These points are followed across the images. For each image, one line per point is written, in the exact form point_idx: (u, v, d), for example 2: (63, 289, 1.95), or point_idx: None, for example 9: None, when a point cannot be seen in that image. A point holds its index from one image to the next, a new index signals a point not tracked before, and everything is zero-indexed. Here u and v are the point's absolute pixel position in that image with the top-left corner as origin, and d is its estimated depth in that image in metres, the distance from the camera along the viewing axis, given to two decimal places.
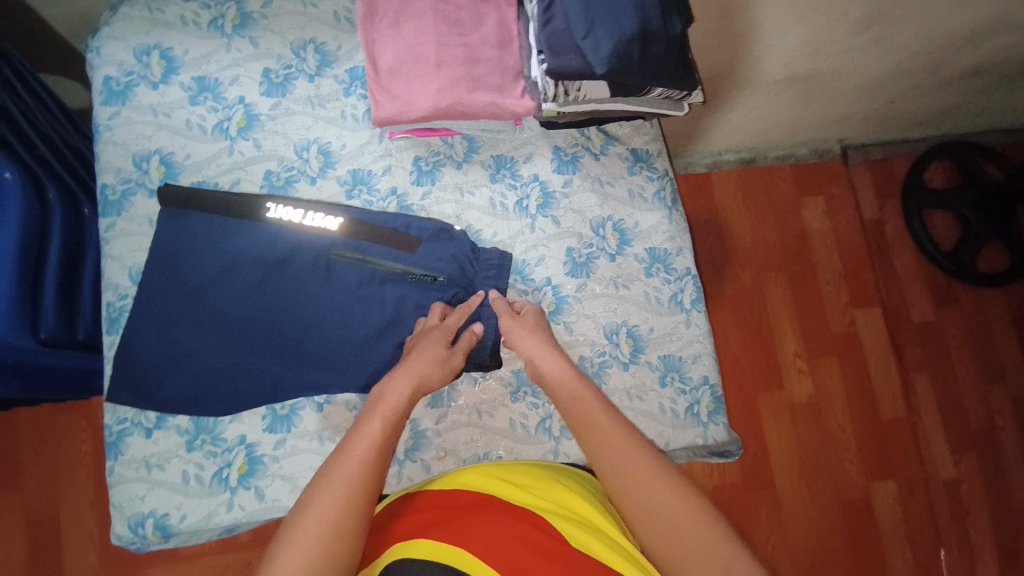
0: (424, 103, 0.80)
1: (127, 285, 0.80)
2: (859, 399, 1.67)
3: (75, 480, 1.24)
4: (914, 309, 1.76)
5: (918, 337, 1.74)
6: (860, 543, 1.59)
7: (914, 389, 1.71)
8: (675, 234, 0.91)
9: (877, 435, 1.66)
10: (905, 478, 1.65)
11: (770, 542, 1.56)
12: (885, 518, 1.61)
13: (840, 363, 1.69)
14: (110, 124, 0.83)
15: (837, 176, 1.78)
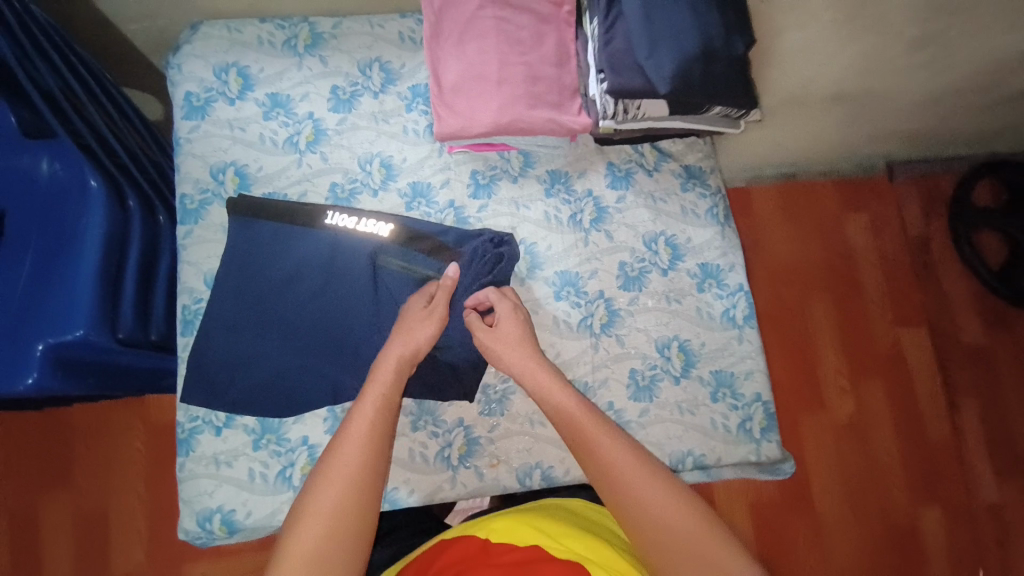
0: (485, 119, 0.82)
1: (202, 289, 0.85)
2: (904, 422, 1.63)
3: (126, 477, 1.29)
4: (962, 330, 1.73)
5: (964, 360, 1.71)
6: (904, 569, 1.55)
7: (961, 412, 1.68)
8: (727, 250, 0.91)
9: (923, 458, 1.62)
10: (951, 502, 1.61)
11: (810, 565, 1.52)
12: (930, 544, 1.57)
13: (886, 383, 1.65)
14: (190, 137, 0.89)
15: (883, 194, 1.75)
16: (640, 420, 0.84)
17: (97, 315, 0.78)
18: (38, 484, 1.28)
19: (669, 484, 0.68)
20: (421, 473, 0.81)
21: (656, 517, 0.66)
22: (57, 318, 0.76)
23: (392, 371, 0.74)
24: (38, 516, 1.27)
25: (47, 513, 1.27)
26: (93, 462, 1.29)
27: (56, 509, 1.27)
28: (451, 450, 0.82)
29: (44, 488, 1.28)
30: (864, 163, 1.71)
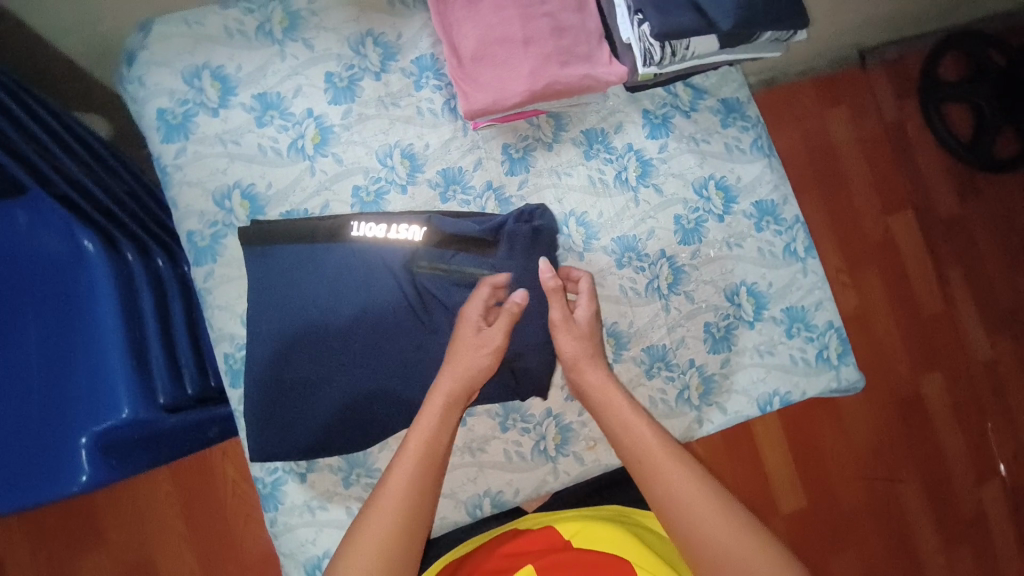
0: (518, 88, 0.73)
1: (242, 333, 0.77)
2: (901, 302, 1.53)
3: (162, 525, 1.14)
4: (940, 207, 1.59)
5: (945, 230, 1.59)
6: (917, 441, 1.49)
7: (950, 282, 1.57)
8: (778, 182, 0.88)
9: (921, 332, 1.53)
10: (951, 366, 1.54)
11: (831, 450, 1.44)
12: (937, 411, 1.51)
13: (881, 271, 1.53)
14: (178, 163, 0.77)
15: (858, 84, 1.57)
16: (723, 370, 0.84)
17: (135, 390, 0.72)
18: (64, 551, 1.11)
19: (728, 503, 0.67)
20: (522, 472, 0.81)
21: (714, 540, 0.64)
22: (94, 402, 0.71)
23: (438, 404, 0.71)
24: None
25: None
26: (122, 514, 1.13)
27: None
28: (547, 443, 0.81)
29: (76, 552, 1.12)
30: (839, 54, 1.52)
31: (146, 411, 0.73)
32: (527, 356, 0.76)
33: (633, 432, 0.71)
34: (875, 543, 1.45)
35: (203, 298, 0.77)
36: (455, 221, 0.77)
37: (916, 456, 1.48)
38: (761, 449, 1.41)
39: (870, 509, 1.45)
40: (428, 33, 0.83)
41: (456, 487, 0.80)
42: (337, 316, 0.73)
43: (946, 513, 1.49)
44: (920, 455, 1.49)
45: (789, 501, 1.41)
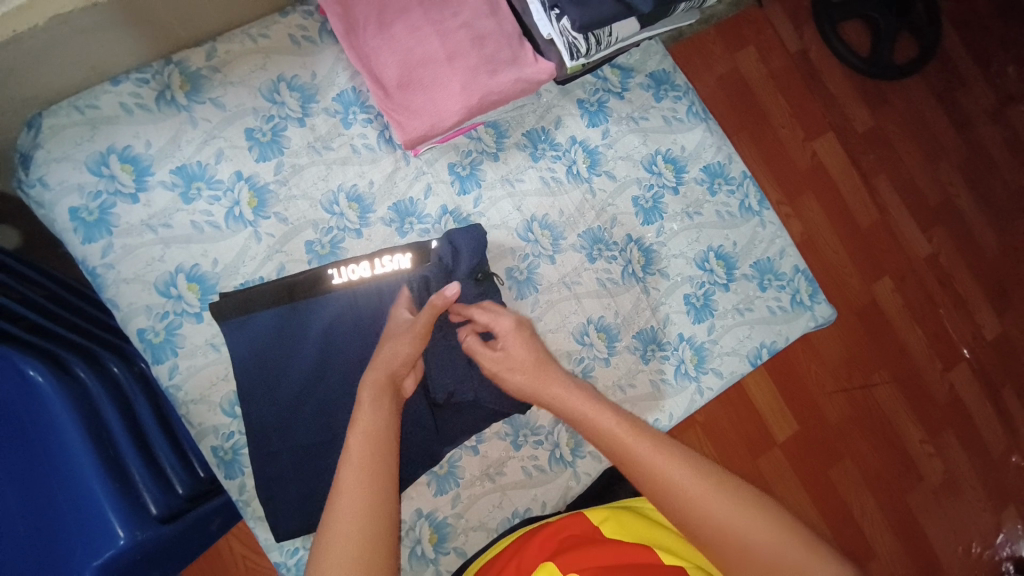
0: (454, 107, 0.72)
1: (228, 422, 0.72)
2: (840, 219, 1.59)
3: None
4: (855, 119, 1.66)
5: (866, 143, 1.66)
6: (883, 344, 1.57)
7: (880, 191, 1.65)
8: (720, 143, 0.90)
9: (863, 243, 1.60)
10: (895, 268, 1.62)
11: (811, 373, 1.49)
12: (893, 313, 1.59)
13: (817, 195, 1.59)
14: (108, 261, 0.70)
15: (760, 23, 1.61)
16: (711, 337, 0.86)
17: (124, 510, 0.66)
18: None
19: (694, 463, 0.60)
20: (545, 484, 0.80)
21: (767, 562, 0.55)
22: (85, 537, 0.64)
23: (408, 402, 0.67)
24: None
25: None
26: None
27: None
28: (562, 449, 0.81)
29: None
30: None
31: (142, 527, 0.67)
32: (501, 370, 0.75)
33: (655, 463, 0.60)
34: (868, 449, 1.51)
35: (172, 396, 0.71)
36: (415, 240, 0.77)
37: (886, 359, 1.56)
38: (748, 388, 1.45)
39: (858, 418, 1.51)
40: (343, 66, 0.79)
41: (484, 517, 0.78)
42: (334, 373, 0.72)
43: (924, 404, 1.58)
44: (889, 357, 1.57)
45: (782, 428, 1.45)
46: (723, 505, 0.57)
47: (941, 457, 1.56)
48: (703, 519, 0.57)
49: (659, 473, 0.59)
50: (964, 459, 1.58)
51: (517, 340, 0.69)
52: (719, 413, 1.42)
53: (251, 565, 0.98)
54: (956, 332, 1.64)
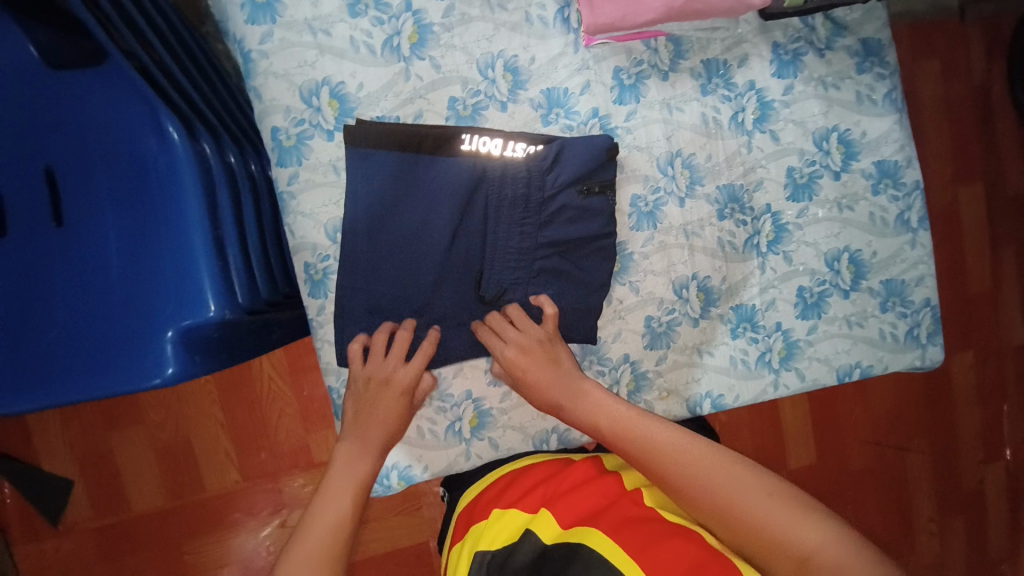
0: (656, 2, 0.66)
1: (327, 245, 0.72)
2: (946, 276, 1.43)
3: (199, 406, 1.11)
4: (1010, 178, 1.43)
5: (1010, 214, 1.44)
6: (935, 414, 1.46)
7: (1002, 262, 1.45)
8: (904, 142, 0.81)
9: (961, 310, 1.45)
10: (983, 346, 1.47)
11: (849, 417, 1.42)
12: (959, 389, 1.47)
13: (939, 246, 1.43)
14: (263, 50, 0.69)
15: (956, 39, 1.37)
16: (808, 337, 0.81)
17: (220, 286, 0.67)
18: (95, 425, 1.09)
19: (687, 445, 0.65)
20: None
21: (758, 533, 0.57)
22: (178, 297, 0.66)
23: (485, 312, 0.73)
24: (109, 459, 1.10)
25: (119, 453, 1.10)
26: (160, 394, 1.10)
27: (126, 448, 1.10)
28: (621, 388, 0.78)
29: (112, 428, 1.10)
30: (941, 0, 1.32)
31: (231, 308, 0.67)
32: (592, 289, 0.74)
33: (643, 431, 0.67)
34: (874, 507, 1.46)
35: (285, 203, 0.71)
36: (552, 128, 0.75)
37: (929, 428, 1.46)
38: (781, 409, 1.39)
39: (876, 473, 1.45)
40: None
41: (526, 421, 0.78)
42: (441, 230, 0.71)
43: (947, 485, 1.48)
44: (933, 427, 1.46)
45: (799, 457, 1.40)
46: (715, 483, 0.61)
47: (941, 546, 1.48)
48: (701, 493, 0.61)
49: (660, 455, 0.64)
50: (962, 555, 1.49)
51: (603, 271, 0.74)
52: (743, 419, 1.37)
53: (272, 387, 1.12)
54: (1012, 430, 1.50)
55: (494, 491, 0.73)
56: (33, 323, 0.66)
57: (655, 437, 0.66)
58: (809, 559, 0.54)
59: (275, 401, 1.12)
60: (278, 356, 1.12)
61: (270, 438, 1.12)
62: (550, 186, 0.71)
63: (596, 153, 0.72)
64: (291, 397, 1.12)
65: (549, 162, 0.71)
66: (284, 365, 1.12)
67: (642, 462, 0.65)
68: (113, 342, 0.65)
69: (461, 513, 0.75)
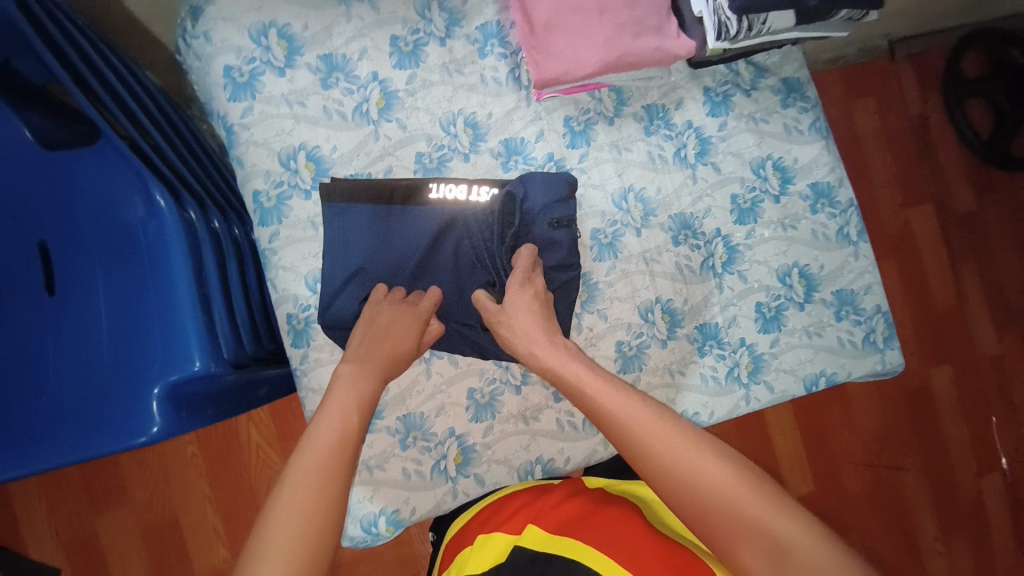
0: (591, 58, 0.74)
1: (308, 295, 0.76)
2: (912, 291, 1.49)
3: (185, 480, 1.10)
4: (958, 199, 1.53)
5: (962, 230, 1.53)
6: (923, 426, 1.48)
7: (963, 278, 1.52)
8: (834, 164, 0.89)
9: (930, 324, 1.50)
10: (958, 356, 1.51)
11: (840, 436, 1.44)
12: (943, 401, 1.49)
13: (899, 264, 1.49)
14: (245, 122, 0.76)
15: (885, 75, 1.50)
16: (772, 349, 0.85)
17: (206, 343, 0.70)
18: (80, 508, 1.08)
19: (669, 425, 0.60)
20: (573, 440, 0.82)
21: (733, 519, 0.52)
22: (166, 355, 0.69)
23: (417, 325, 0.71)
24: (92, 542, 1.08)
25: (105, 534, 1.08)
26: (147, 468, 1.10)
27: (110, 530, 1.08)
28: None
29: (97, 508, 1.08)
30: (867, 43, 1.46)
31: (217, 363, 0.71)
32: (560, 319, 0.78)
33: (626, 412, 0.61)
34: (876, 528, 1.44)
35: (268, 259, 0.76)
36: (513, 173, 0.81)
37: (920, 441, 1.47)
38: (771, 435, 1.40)
39: (874, 495, 1.45)
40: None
41: (509, 453, 0.80)
42: (422, 272, 0.77)
43: (944, 499, 1.48)
44: (923, 440, 1.48)
45: (796, 483, 1.40)
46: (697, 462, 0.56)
47: (948, 564, 1.46)
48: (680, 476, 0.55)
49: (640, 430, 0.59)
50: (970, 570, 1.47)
51: (565, 300, 0.78)
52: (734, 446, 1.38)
53: (260, 456, 1.12)
54: (1002, 437, 1.52)
55: (474, 521, 0.74)
56: (19, 391, 0.68)
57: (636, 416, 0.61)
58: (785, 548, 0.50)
59: (264, 470, 1.12)
60: (267, 424, 1.13)
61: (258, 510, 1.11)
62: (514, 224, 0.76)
63: (555, 190, 0.76)
64: (280, 465, 1.12)
65: (512, 203, 0.76)
66: (272, 431, 1.13)
67: (625, 445, 0.59)
68: (101, 404, 0.68)
69: (449, 543, 0.75)
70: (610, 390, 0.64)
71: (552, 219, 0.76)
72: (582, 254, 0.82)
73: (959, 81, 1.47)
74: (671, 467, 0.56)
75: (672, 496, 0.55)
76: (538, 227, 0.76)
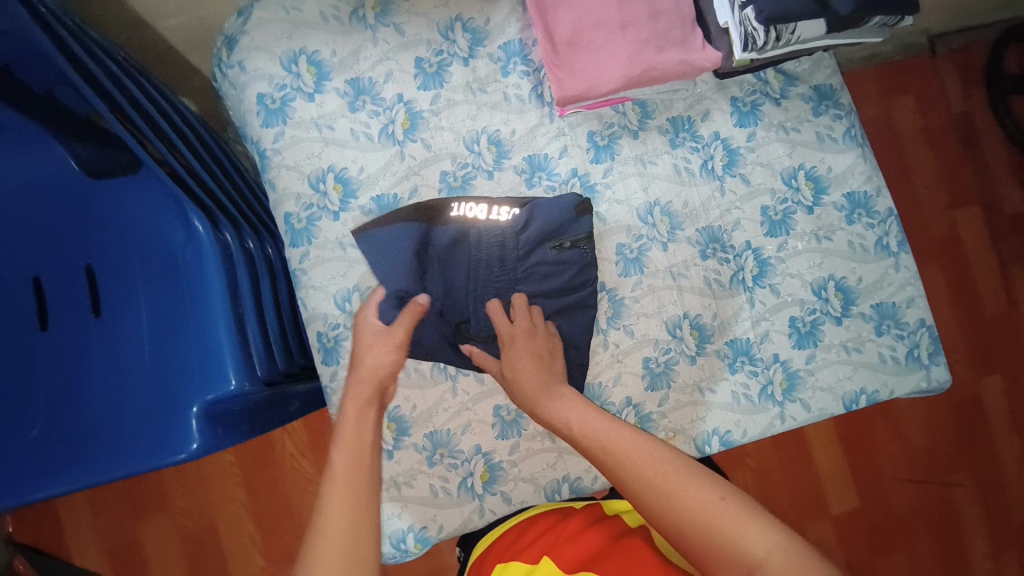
0: (615, 74, 0.74)
1: (337, 314, 0.77)
2: (961, 299, 1.42)
3: (223, 489, 1.14)
4: (1008, 200, 1.45)
5: (1014, 230, 1.45)
6: (976, 441, 1.39)
7: (1019, 284, 1.44)
8: (871, 173, 0.86)
9: (982, 334, 1.42)
10: (1015, 368, 1.42)
11: (885, 453, 1.37)
12: (998, 415, 1.41)
13: (947, 271, 1.42)
14: (276, 147, 0.78)
15: (927, 73, 1.44)
16: (808, 366, 0.82)
17: (239, 362, 0.73)
18: (124, 517, 1.12)
19: (652, 451, 0.61)
20: None
21: (710, 541, 0.53)
22: (203, 375, 0.72)
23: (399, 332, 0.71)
24: (136, 550, 1.12)
25: (148, 544, 1.12)
26: (186, 481, 1.13)
27: (152, 538, 1.12)
28: None
29: (140, 519, 1.12)
30: (906, 40, 1.40)
31: (251, 381, 0.73)
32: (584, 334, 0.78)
33: (609, 444, 0.63)
34: (928, 550, 1.36)
35: (297, 279, 0.78)
36: (537, 190, 0.81)
37: (973, 456, 1.39)
38: (812, 451, 1.35)
39: (923, 514, 1.37)
40: (516, 18, 0.84)
41: (536, 472, 0.79)
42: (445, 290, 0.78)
43: (1002, 519, 1.39)
44: (976, 455, 1.39)
45: (838, 500, 1.34)
46: (677, 487, 0.57)
47: None
48: (664, 502, 0.57)
49: (625, 459, 0.61)
50: None
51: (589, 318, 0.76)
52: (772, 462, 1.34)
53: (295, 467, 1.15)
54: None
55: (489, 550, 0.73)
56: (65, 408, 0.71)
57: (623, 444, 0.63)
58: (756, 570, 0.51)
59: (299, 480, 1.15)
60: (301, 436, 1.16)
61: (293, 519, 1.14)
62: (525, 243, 0.77)
63: (567, 211, 0.78)
64: (313, 475, 1.15)
65: (524, 221, 0.77)
66: (305, 443, 1.15)
67: (614, 475, 0.61)
68: (144, 420, 0.71)
69: (472, 565, 0.75)
70: (602, 422, 0.66)
71: (563, 239, 0.78)
72: (606, 269, 0.81)
73: (1004, 78, 1.41)
74: (652, 492, 0.58)
75: (657, 521, 0.57)
76: (547, 246, 0.78)
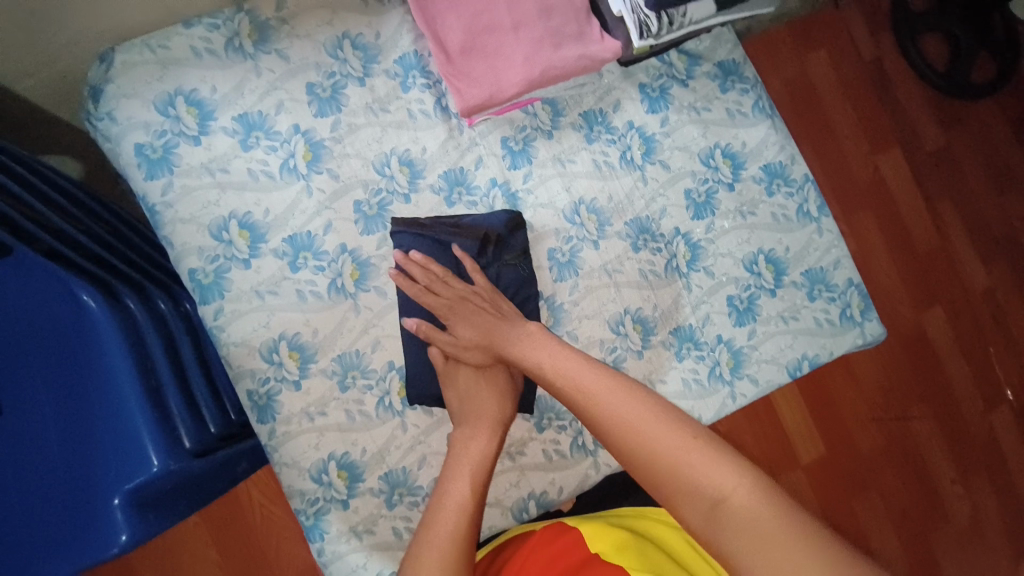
0: (514, 78, 0.71)
1: (265, 368, 0.72)
2: (894, 239, 1.48)
3: (193, 551, 1.07)
4: (924, 137, 1.52)
5: (931, 165, 1.52)
6: (923, 371, 1.47)
7: (943, 217, 1.51)
8: (784, 142, 0.87)
9: (917, 269, 1.48)
10: (949, 297, 1.50)
11: (844, 399, 1.42)
12: (941, 343, 1.48)
13: (876, 215, 1.47)
14: (167, 200, 0.72)
15: (835, 25, 1.48)
16: (750, 342, 0.83)
17: (161, 438, 0.68)
18: None
19: (622, 387, 0.59)
20: (563, 469, 0.80)
21: (673, 477, 0.52)
22: (120, 462, 0.66)
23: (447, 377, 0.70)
24: None
25: None
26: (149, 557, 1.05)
27: None
28: (584, 437, 0.81)
29: None
30: None
31: (176, 459, 0.68)
32: None
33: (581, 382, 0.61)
34: (893, 482, 1.43)
35: (214, 337, 0.72)
36: (460, 206, 0.78)
37: (922, 386, 1.46)
38: (777, 409, 1.39)
39: (887, 451, 1.43)
40: (407, 29, 0.80)
41: (500, 493, 0.77)
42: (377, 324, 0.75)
43: (957, 441, 1.48)
44: (926, 384, 1.47)
45: (807, 449, 1.39)
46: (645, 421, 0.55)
47: (970, 502, 1.46)
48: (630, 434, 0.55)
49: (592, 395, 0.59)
50: (994, 505, 1.47)
51: None
52: (741, 424, 1.37)
53: (266, 513, 1.09)
54: (1003, 368, 1.51)
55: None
56: None
57: (592, 381, 0.61)
58: (721, 502, 0.49)
59: (271, 526, 1.09)
60: (267, 483, 1.11)
61: (272, 569, 1.08)
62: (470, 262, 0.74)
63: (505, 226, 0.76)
64: (286, 519, 1.10)
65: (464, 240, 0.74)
66: (272, 488, 1.10)
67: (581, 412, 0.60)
68: (65, 524, 0.63)
69: None
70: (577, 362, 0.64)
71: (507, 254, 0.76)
72: (542, 276, 0.79)
73: (909, 15, 1.47)
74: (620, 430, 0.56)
75: (624, 457, 0.55)
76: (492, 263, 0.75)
